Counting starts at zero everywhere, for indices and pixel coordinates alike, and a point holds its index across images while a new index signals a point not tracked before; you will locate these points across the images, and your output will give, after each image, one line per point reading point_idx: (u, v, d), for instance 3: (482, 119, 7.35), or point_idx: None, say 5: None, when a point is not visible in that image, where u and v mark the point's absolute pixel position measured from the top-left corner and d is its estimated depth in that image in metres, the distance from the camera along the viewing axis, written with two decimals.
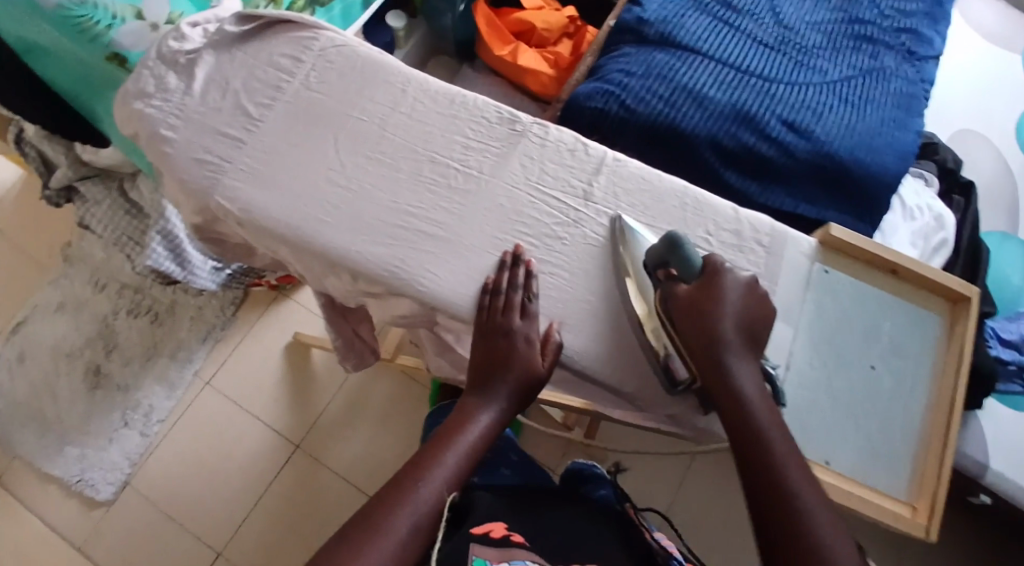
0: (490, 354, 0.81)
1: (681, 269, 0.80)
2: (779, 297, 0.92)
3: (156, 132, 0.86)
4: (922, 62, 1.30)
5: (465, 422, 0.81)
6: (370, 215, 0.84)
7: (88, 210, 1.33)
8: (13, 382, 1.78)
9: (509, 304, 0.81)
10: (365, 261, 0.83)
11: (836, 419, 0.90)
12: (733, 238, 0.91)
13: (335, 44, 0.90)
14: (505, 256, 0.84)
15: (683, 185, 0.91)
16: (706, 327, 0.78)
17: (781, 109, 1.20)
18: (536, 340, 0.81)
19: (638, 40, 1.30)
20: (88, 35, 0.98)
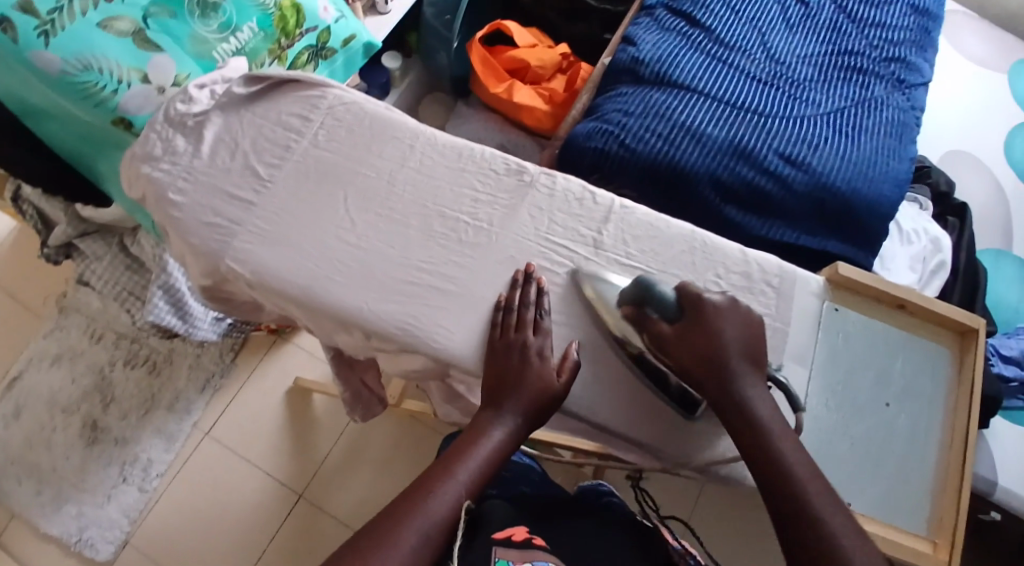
0: (502, 372, 0.79)
1: (657, 310, 0.80)
2: (791, 340, 0.91)
3: (165, 196, 0.86)
4: (913, 88, 1.32)
5: (476, 437, 0.78)
6: (382, 272, 0.83)
7: (88, 266, 1.31)
8: (6, 439, 1.74)
9: (521, 321, 0.81)
10: (378, 320, 0.81)
11: (854, 461, 0.89)
12: (743, 280, 0.90)
13: (342, 102, 0.91)
14: (516, 274, 0.83)
15: (691, 228, 0.90)
16: (710, 347, 0.79)
17: (778, 143, 1.20)
18: (549, 354, 0.80)
19: (633, 80, 1.31)
20: (94, 100, 0.97)
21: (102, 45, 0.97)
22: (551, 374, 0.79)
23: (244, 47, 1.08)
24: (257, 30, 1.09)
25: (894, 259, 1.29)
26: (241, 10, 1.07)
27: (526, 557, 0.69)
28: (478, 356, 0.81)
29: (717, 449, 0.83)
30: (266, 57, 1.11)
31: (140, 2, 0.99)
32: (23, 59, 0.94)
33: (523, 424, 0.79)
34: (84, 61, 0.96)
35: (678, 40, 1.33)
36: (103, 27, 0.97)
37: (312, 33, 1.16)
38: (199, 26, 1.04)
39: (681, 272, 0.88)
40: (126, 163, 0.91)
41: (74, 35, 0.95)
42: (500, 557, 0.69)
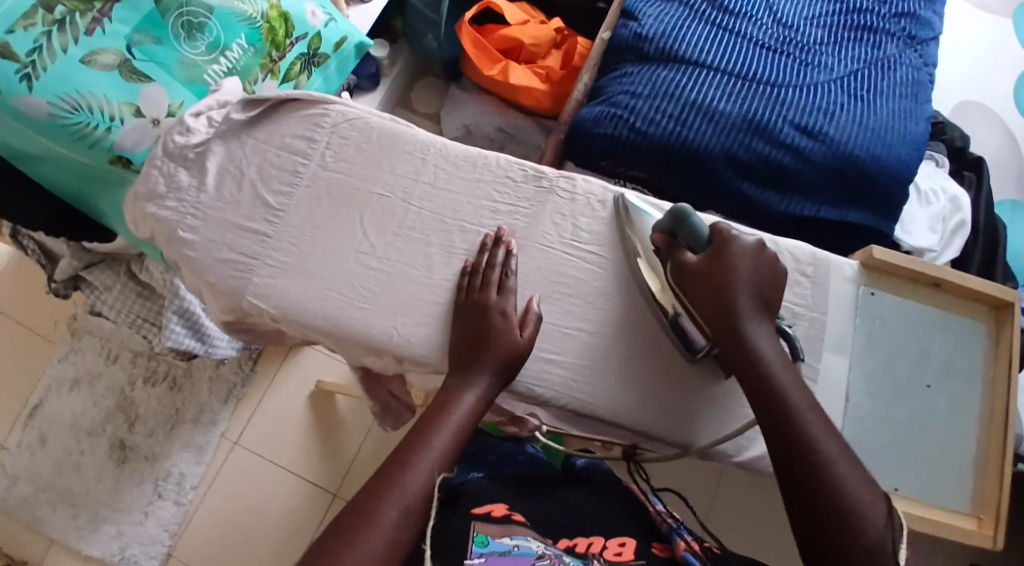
0: (472, 334, 0.79)
1: (686, 239, 0.81)
2: (829, 331, 0.91)
3: (175, 234, 0.84)
4: (923, 45, 1.28)
5: (446, 405, 0.76)
6: (407, 294, 0.82)
7: (98, 297, 1.28)
8: (35, 466, 1.74)
9: (486, 282, 0.81)
10: (408, 345, 0.80)
11: (895, 443, 0.89)
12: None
13: (346, 118, 0.88)
14: (486, 238, 0.83)
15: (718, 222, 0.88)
16: (714, 292, 0.78)
17: (792, 113, 1.17)
18: (512, 312, 0.80)
19: (638, 57, 1.27)
20: (88, 141, 0.95)
21: (88, 82, 0.94)
22: (514, 328, 0.79)
23: (235, 65, 1.05)
24: (246, 46, 1.06)
25: (914, 221, 1.26)
26: (228, 28, 1.04)
27: (506, 534, 0.69)
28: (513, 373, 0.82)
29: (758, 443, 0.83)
30: (259, 73, 1.07)
31: (122, 32, 0.97)
32: (7, 107, 0.91)
33: (492, 381, 0.77)
34: (72, 101, 0.93)
35: (680, 10, 1.29)
36: (86, 62, 0.94)
37: (302, 41, 1.13)
38: (187, 50, 1.01)
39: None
40: (130, 202, 0.88)
41: (58, 74, 0.92)
42: (479, 533, 0.67)
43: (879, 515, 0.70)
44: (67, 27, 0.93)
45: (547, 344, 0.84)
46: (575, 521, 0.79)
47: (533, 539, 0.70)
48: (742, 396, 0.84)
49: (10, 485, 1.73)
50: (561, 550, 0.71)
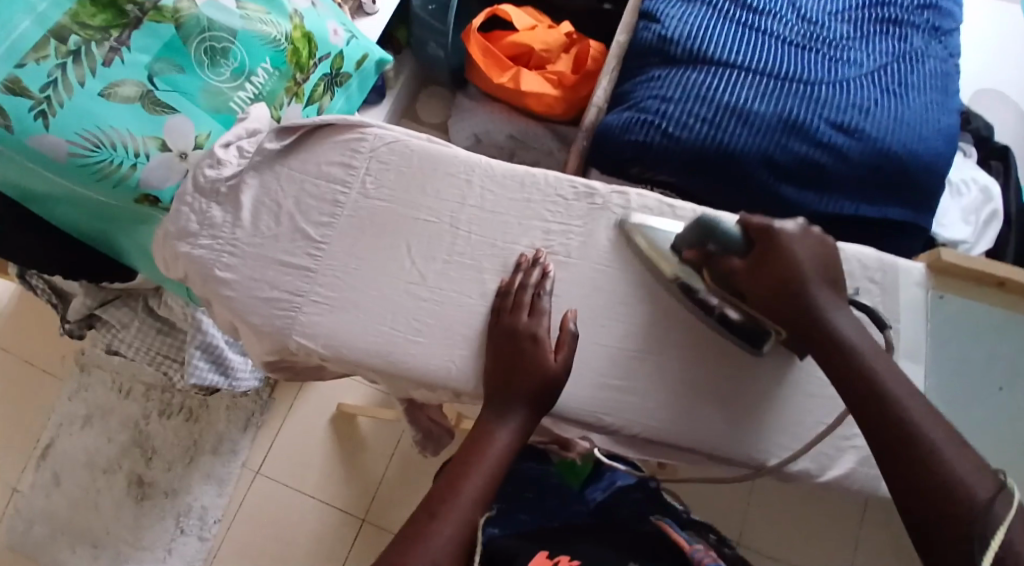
0: (505, 361, 0.77)
1: (721, 245, 0.76)
2: (904, 338, 0.86)
3: (212, 275, 0.81)
4: (946, 36, 1.20)
5: (482, 444, 0.75)
6: (461, 325, 0.79)
7: (116, 336, 1.21)
8: (51, 507, 1.64)
9: (518, 303, 0.78)
10: (464, 379, 0.78)
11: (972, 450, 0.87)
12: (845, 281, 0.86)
13: (384, 141, 0.85)
14: (522, 258, 0.81)
15: None
16: (767, 281, 0.75)
17: (827, 111, 1.08)
18: (544, 335, 0.77)
19: (665, 60, 1.18)
20: (112, 180, 0.90)
21: (108, 117, 0.89)
22: (545, 350, 0.76)
23: (261, 90, 1.01)
24: (271, 70, 1.02)
25: (947, 213, 1.22)
26: (253, 51, 1.00)
27: None
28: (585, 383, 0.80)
29: (830, 459, 0.80)
30: (284, 96, 1.04)
31: (142, 61, 0.92)
32: (24, 147, 0.86)
33: (528, 415, 0.75)
34: (92, 137, 0.88)
35: (704, 10, 1.19)
36: (105, 96, 0.89)
37: (326, 61, 1.10)
38: (211, 76, 0.97)
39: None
40: (160, 243, 0.84)
41: (76, 110, 0.87)
42: None
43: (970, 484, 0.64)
44: (83, 59, 0.88)
45: (614, 370, 0.81)
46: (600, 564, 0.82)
47: None
48: (822, 408, 0.80)
49: (27, 527, 1.63)
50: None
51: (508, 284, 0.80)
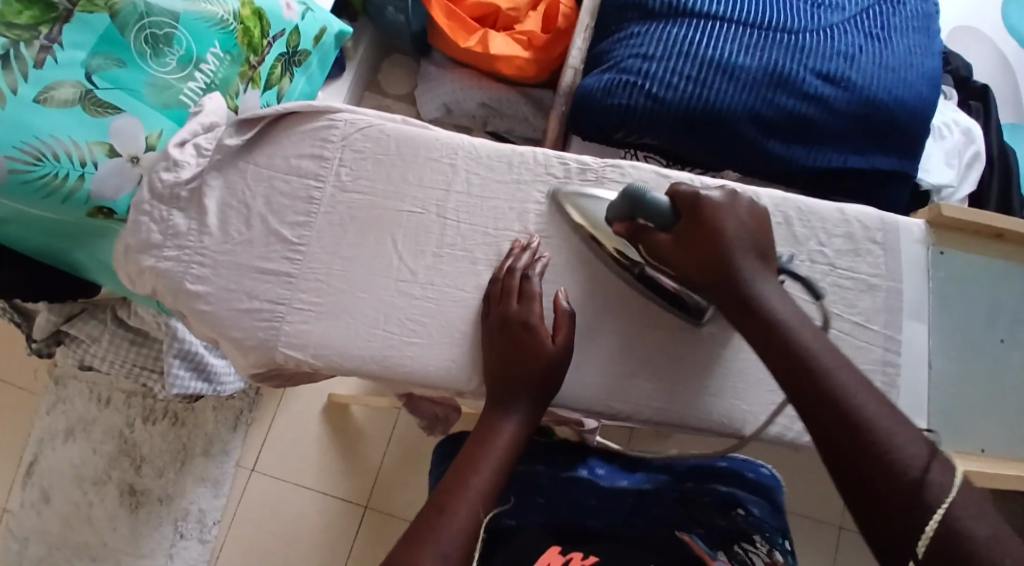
0: (507, 353, 0.71)
1: (652, 219, 0.71)
2: (907, 299, 0.81)
3: (183, 289, 0.75)
4: None
5: (488, 437, 0.69)
6: (459, 320, 0.75)
7: (86, 350, 1.13)
8: (43, 525, 1.58)
9: (506, 289, 0.73)
10: (465, 378, 0.74)
11: (978, 405, 0.82)
12: (847, 243, 0.81)
13: (356, 128, 0.79)
14: (514, 243, 0.76)
15: (783, 196, 0.82)
16: (703, 262, 0.69)
17: (814, 61, 1.00)
18: (537, 322, 0.71)
19: (642, 14, 1.08)
20: (60, 194, 0.83)
21: (47, 126, 0.81)
22: (542, 334, 0.71)
23: (213, 78, 0.95)
24: (221, 56, 0.95)
25: (929, 158, 1.11)
26: (199, 36, 0.93)
27: None
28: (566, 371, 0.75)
29: None
30: (239, 83, 0.98)
31: (78, 58, 0.84)
32: None
33: (533, 409, 0.70)
34: (33, 150, 0.80)
35: None
36: (41, 101, 0.81)
37: (281, 39, 1.03)
38: (155, 69, 0.90)
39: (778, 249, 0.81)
40: (120, 256, 0.77)
41: (10, 121, 0.79)
42: None
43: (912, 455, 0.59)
44: (13, 63, 0.80)
45: (621, 356, 0.77)
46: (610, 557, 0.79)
47: None
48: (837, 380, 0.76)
49: (21, 548, 1.58)
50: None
51: (499, 273, 0.74)
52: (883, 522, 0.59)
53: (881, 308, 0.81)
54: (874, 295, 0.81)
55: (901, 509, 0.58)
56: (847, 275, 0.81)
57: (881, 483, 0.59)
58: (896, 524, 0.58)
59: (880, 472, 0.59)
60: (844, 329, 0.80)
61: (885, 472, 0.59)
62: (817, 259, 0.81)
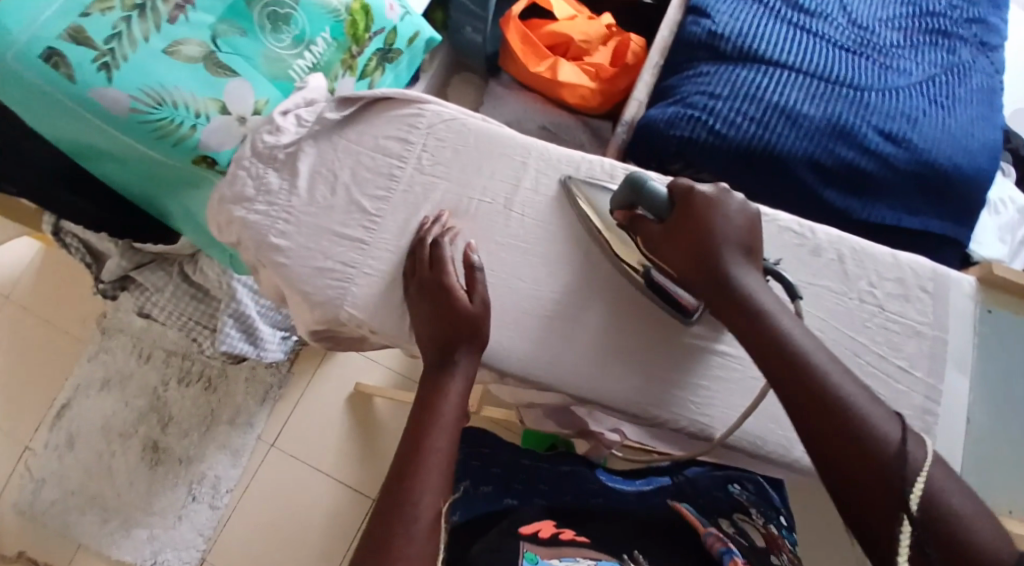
0: (440, 316, 0.77)
1: (650, 210, 0.76)
2: (951, 348, 0.85)
3: (267, 241, 0.84)
4: (994, 51, 1.17)
5: (434, 396, 0.73)
6: (511, 305, 0.82)
7: (149, 299, 1.20)
8: (63, 469, 1.57)
9: (436, 258, 0.79)
10: (509, 360, 0.81)
11: (1010, 464, 0.85)
12: (898, 288, 0.86)
13: (442, 118, 0.88)
14: (426, 218, 0.83)
15: (839, 235, 0.87)
16: (690, 249, 0.74)
17: (876, 118, 1.05)
18: (452, 283, 0.78)
19: (713, 56, 1.15)
20: (170, 139, 0.91)
21: (169, 76, 0.89)
22: (456, 296, 0.77)
23: (319, 60, 1.02)
24: (329, 40, 1.03)
25: (983, 230, 1.14)
26: (313, 20, 1.01)
27: (555, 555, 0.70)
28: (590, 369, 0.81)
29: None
30: (340, 69, 1.05)
31: (206, 21, 0.92)
32: (84, 99, 0.86)
33: (467, 365, 0.76)
34: (154, 95, 0.88)
35: (756, 9, 1.17)
36: (169, 53, 0.89)
37: (380, 36, 1.10)
38: (272, 43, 0.97)
39: (830, 283, 0.85)
40: (214, 206, 0.87)
41: (137, 66, 0.87)
42: (528, 550, 0.70)
43: (885, 435, 0.63)
44: (149, 14, 0.88)
45: (665, 360, 0.81)
46: (609, 535, 0.79)
47: (581, 559, 0.70)
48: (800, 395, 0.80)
49: (36, 488, 1.56)
50: (609, 561, 0.72)
51: (415, 244, 0.82)
52: (868, 510, 0.62)
53: (925, 355, 0.84)
54: (920, 341, 0.84)
55: (886, 492, 0.61)
56: (895, 319, 0.85)
57: (861, 470, 0.63)
58: (880, 510, 0.61)
59: (861, 459, 0.63)
60: (887, 370, 0.83)
61: (868, 462, 0.63)
62: (867, 298, 0.85)
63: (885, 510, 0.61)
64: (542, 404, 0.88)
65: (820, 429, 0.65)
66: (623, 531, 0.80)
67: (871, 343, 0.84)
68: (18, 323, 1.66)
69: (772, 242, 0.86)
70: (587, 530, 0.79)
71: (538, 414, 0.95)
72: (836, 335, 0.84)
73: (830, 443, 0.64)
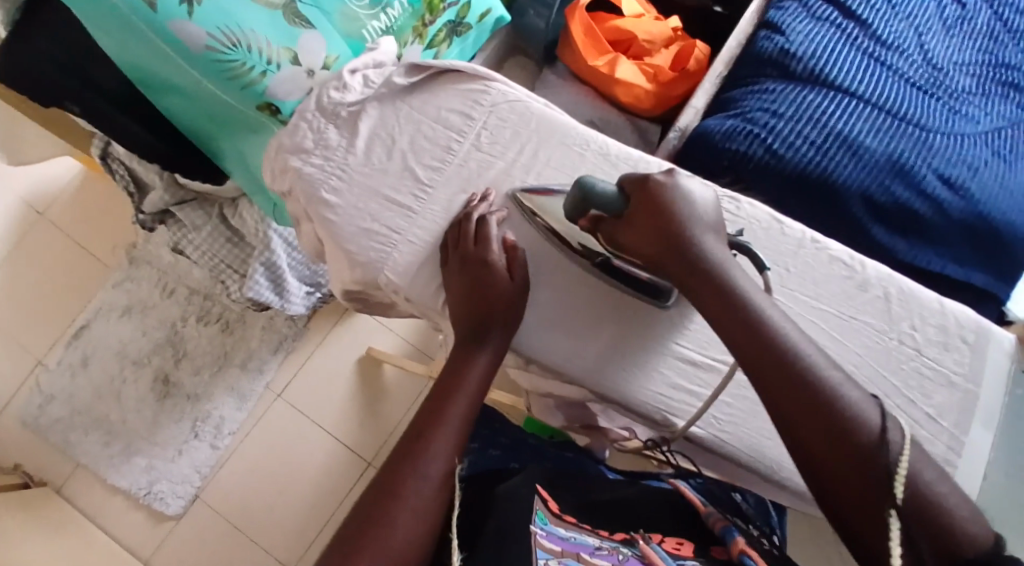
0: (478, 293, 0.77)
1: (605, 209, 0.77)
2: (982, 404, 0.83)
3: (317, 195, 0.84)
4: None
5: (461, 370, 0.75)
6: (550, 298, 0.82)
7: (185, 236, 1.20)
8: (73, 388, 1.59)
9: (482, 235, 0.79)
10: (541, 350, 0.81)
11: None
12: (939, 334, 0.84)
13: (506, 98, 0.88)
14: (473, 196, 0.83)
15: (888, 273, 0.86)
16: (661, 233, 0.76)
17: (937, 161, 1.04)
18: (495, 262, 0.78)
19: (781, 75, 1.14)
20: (241, 82, 0.91)
21: (247, 19, 0.89)
22: (499, 274, 0.78)
23: (392, 24, 1.02)
24: (406, 5, 1.03)
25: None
26: None
27: (563, 525, 0.69)
28: (609, 368, 0.80)
29: None
30: (410, 35, 1.05)
31: None
32: (162, 30, 0.85)
33: (502, 348, 0.76)
34: (231, 36, 0.88)
35: (832, 33, 1.15)
36: None
37: (453, 9, 1.10)
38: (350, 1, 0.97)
39: (873, 319, 0.85)
40: (271, 152, 0.88)
41: (218, 6, 0.87)
42: (538, 512, 0.69)
43: (868, 423, 0.66)
44: None
45: (694, 377, 0.80)
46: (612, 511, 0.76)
47: (587, 535, 0.69)
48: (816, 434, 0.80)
49: (44, 403, 1.58)
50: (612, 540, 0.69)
51: (460, 217, 0.82)
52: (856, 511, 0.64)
53: (955, 407, 0.83)
54: (952, 391, 0.83)
55: (872, 481, 0.63)
56: (930, 365, 0.84)
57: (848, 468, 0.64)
58: (870, 503, 0.63)
59: (840, 445, 0.65)
60: (915, 416, 0.82)
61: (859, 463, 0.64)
62: (906, 340, 0.84)
63: (877, 518, 0.63)
64: (559, 396, 0.87)
65: (813, 424, 0.66)
66: (624, 507, 0.77)
67: (903, 385, 0.83)
68: (47, 240, 1.68)
69: (820, 270, 0.86)
70: (588, 506, 0.76)
71: (548, 406, 0.94)
72: (868, 373, 0.83)
73: (801, 429, 0.67)
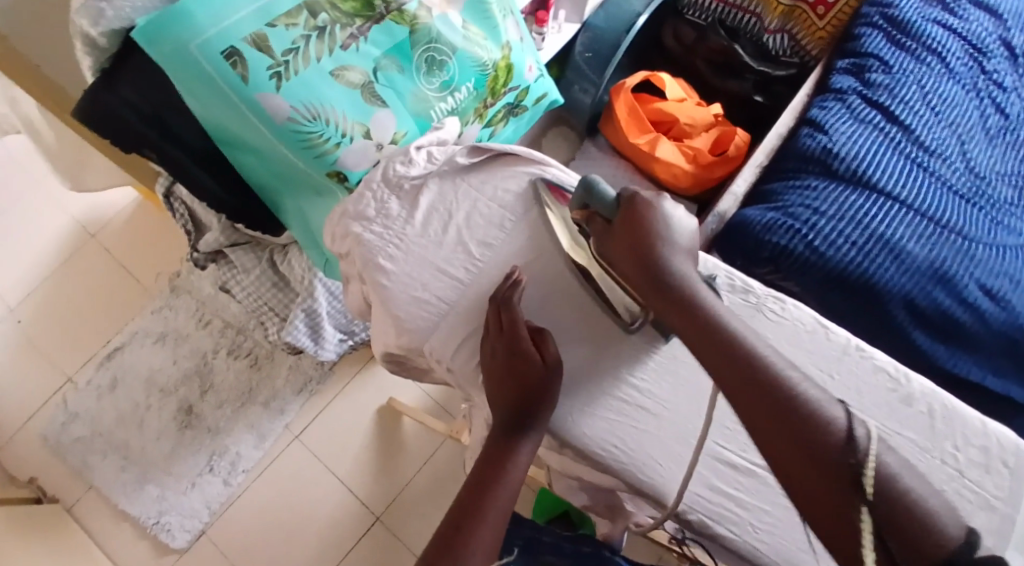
0: (520, 377, 0.80)
1: (601, 209, 0.84)
2: (1018, 529, 0.83)
3: (375, 261, 0.88)
4: None
5: (505, 461, 0.78)
6: (598, 392, 0.85)
7: (234, 276, 1.26)
8: (98, 409, 1.61)
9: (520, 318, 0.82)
10: (590, 443, 0.83)
11: None
12: (980, 456, 0.85)
13: (560, 184, 0.92)
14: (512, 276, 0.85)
15: (932, 389, 0.87)
16: (637, 254, 0.81)
17: (979, 272, 1.07)
18: (529, 349, 0.81)
19: (824, 172, 1.17)
20: (315, 152, 1.00)
21: (329, 95, 0.98)
22: (532, 359, 0.80)
23: (457, 106, 1.09)
24: (471, 89, 1.09)
25: None
26: (463, 70, 1.07)
27: None
28: (659, 467, 0.82)
29: None
30: (471, 117, 1.11)
31: (373, 54, 1.00)
32: (250, 100, 0.94)
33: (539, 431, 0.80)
34: (312, 110, 0.97)
35: (876, 135, 1.19)
36: (335, 76, 0.98)
37: (513, 92, 1.16)
38: (422, 83, 1.05)
39: (914, 435, 0.86)
40: (336, 216, 0.93)
41: (304, 82, 0.96)
42: None
43: (836, 430, 0.69)
44: (326, 37, 0.96)
45: (731, 479, 0.83)
46: None
47: None
48: None
49: (66, 422, 1.60)
50: None
51: (495, 304, 0.84)
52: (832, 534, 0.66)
53: (992, 529, 0.83)
54: (991, 514, 0.83)
55: (842, 495, 0.66)
56: (971, 487, 0.84)
57: (823, 481, 0.67)
58: (841, 522, 0.66)
59: (809, 443, 0.68)
60: None
61: (833, 472, 0.67)
62: (948, 460, 0.85)
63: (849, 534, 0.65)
64: (586, 479, 0.89)
65: (785, 442, 0.69)
66: None
67: None
68: (94, 261, 1.73)
69: (862, 380, 0.88)
70: None
71: (568, 485, 0.95)
72: None
73: (770, 424, 0.71)
